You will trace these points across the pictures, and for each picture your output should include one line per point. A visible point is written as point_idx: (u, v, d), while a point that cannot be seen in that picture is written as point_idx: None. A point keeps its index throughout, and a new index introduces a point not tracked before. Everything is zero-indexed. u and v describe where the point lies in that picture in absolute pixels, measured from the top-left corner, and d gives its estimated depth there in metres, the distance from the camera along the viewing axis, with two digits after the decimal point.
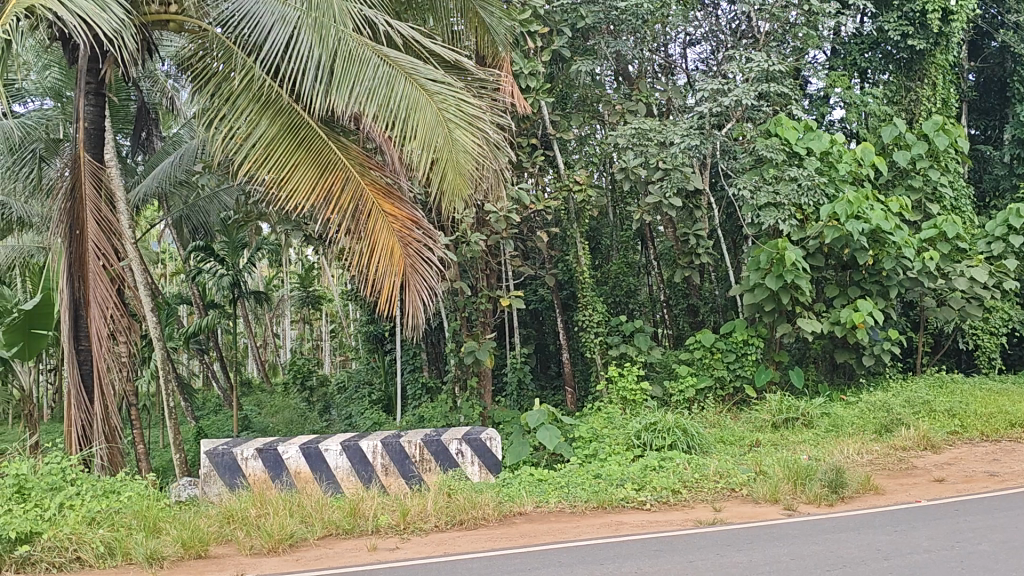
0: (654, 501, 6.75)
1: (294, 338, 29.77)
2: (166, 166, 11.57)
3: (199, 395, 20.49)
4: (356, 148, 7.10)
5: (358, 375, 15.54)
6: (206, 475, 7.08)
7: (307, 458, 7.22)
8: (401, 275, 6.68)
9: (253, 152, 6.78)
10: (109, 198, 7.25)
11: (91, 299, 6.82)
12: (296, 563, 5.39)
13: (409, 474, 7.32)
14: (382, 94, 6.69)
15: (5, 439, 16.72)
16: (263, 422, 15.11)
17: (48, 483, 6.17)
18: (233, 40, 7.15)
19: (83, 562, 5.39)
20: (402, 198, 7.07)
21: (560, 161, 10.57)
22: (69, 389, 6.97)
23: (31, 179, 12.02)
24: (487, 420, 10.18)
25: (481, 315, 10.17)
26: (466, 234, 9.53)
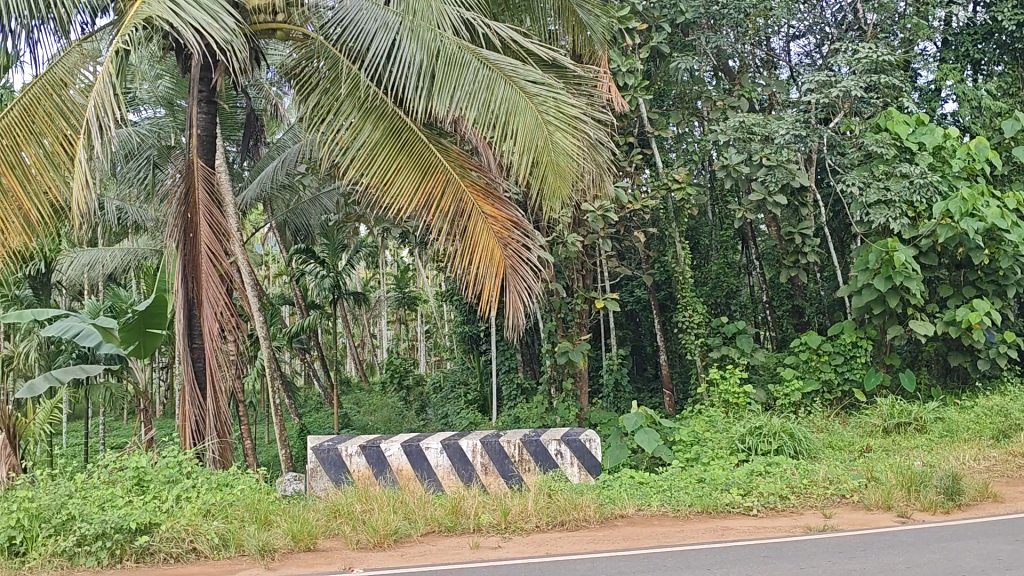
0: (761, 507, 6.61)
1: (390, 338, 30.32)
2: (269, 170, 11.77)
3: (301, 393, 21.04)
4: (455, 150, 7.15)
5: (453, 375, 15.69)
6: (312, 470, 7.24)
7: (409, 456, 7.34)
8: (501, 276, 6.73)
9: (358, 156, 6.98)
10: (220, 201, 7.54)
11: (203, 299, 7.13)
12: (400, 558, 5.48)
13: (509, 474, 7.36)
14: (482, 98, 6.78)
15: (122, 434, 17.52)
16: (363, 421, 15.42)
17: (166, 476, 6.42)
18: (338, 46, 7.36)
19: (199, 553, 5.63)
20: (501, 199, 7.09)
21: (658, 159, 10.47)
22: (183, 385, 7.28)
23: (145, 185, 12.61)
24: (583, 422, 10.16)
25: (578, 316, 10.15)
26: (563, 234, 9.54)
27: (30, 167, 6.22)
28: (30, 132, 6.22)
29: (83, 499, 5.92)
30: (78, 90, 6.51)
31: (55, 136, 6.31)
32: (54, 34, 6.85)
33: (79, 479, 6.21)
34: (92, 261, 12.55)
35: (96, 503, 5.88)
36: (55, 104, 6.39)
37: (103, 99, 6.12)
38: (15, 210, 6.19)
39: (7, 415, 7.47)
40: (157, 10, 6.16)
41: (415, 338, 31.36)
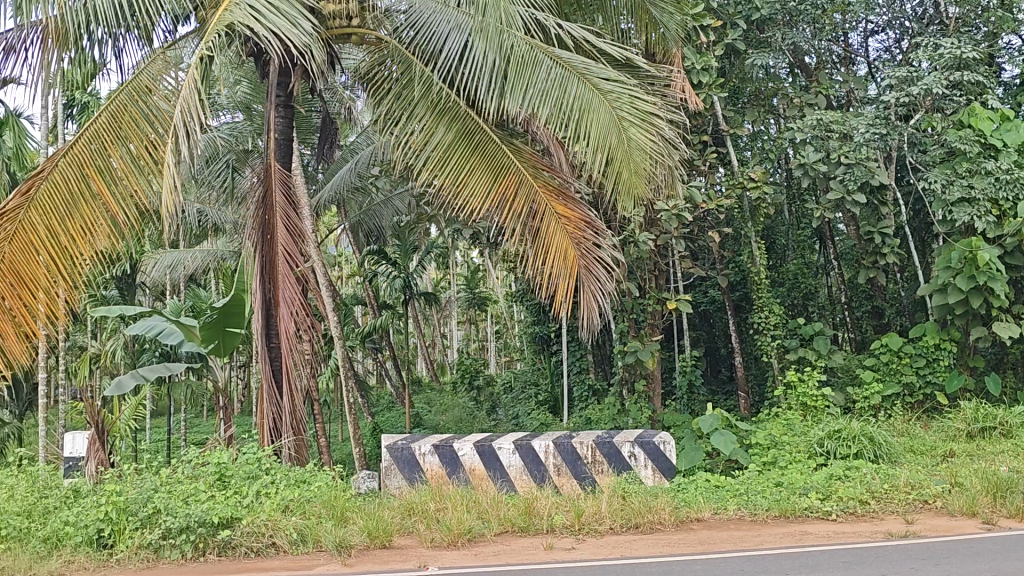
0: (841, 512, 6.48)
1: (461, 339, 30.61)
2: (344, 172, 11.95)
3: (374, 392, 21.39)
4: (528, 150, 7.14)
5: (524, 376, 15.77)
6: (387, 468, 7.35)
7: (482, 456, 7.39)
8: (574, 276, 6.73)
9: (431, 158, 7.08)
10: (296, 203, 7.70)
11: (280, 300, 7.30)
12: (474, 557, 5.52)
13: (583, 475, 7.35)
14: (555, 96, 6.78)
15: (202, 431, 18.04)
16: (435, 420, 15.58)
17: (246, 472, 6.57)
18: (411, 49, 7.46)
19: (278, 548, 5.76)
20: (574, 198, 7.05)
21: (733, 158, 10.33)
22: (262, 383, 7.46)
23: (225, 188, 13.00)
24: (655, 423, 10.10)
25: (650, 317, 10.10)
26: (636, 234, 9.51)
27: (117, 172, 6.43)
28: (117, 137, 6.42)
29: (168, 493, 6.09)
30: (163, 96, 6.67)
31: (141, 141, 6.49)
32: (138, 41, 7.08)
33: (164, 473, 6.38)
34: (175, 262, 12.94)
35: (181, 497, 6.04)
36: (140, 110, 6.58)
37: (189, 104, 6.28)
38: (103, 212, 6.42)
39: (96, 409, 7.52)
40: (239, 16, 6.28)
41: (484, 337, 31.51)
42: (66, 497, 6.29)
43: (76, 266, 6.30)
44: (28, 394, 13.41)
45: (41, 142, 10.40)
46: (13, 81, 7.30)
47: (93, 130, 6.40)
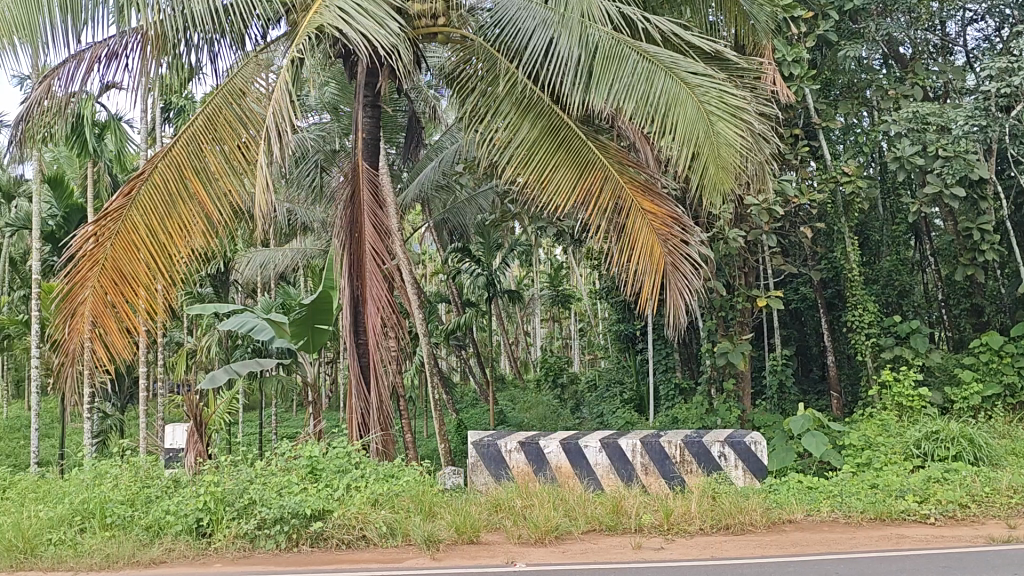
0: (939, 516, 6.25)
1: (545, 338, 30.70)
2: (429, 171, 12.03)
3: (458, 389, 21.62)
4: (615, 146, 7.05)
5: (610, 375, 15.70)
6: (473, 464, 7.39)
7: (568, 454, 7.37)
8: (660, 273, 6.60)
9: (516, 155, 7.13)
10: (384, 202, 7.80)
11: (367, 297, 7.40)
12: (562, 555, 5.50)
13: (671, 475, 7.27)
14: (641, 91, 6.71)
15: (293, 425, 18.54)
16: (520, 418, 15.66)
17: (337, 466, 6.69)
18: (496, 46, 7.50)
19: (368, 540, 5.86)
20: (662, 195, 6.91)
21: (825, 152, 10.10)
22: (350, 379, 7.58)
23: (314, 187, 13.37)
24: (744, 423, 9.95)
25: (739, 316, 9.96)
26: (725, 230, 9.41)
27: (213, 173, 6.63)
28: (212, 139, 6.62)
29: (263, 485, 6.25)
30: (256, 98, 6.85)
31: (233, 143, 6.69)
32: (231, 46, 7.25)
33: (259, 465, 6.54)
34: (266, 262, 13.28)
35: (275, 489, 6.18)
36: (235, 112, 6.76)
37: (281, 106, 6.39)
38: (199, 212, 6.61)
39: (196, 402, 7.61)
40: (328, 19, 6.39)
41: (567, 335, 31.53)
42: (167, 487, 6.50)
43: (174, 264, 6.52)
44: (129, 386, 13.99)
45: (142, 145, 10.85)
46: (115, 86, 7.58)
47: (190, 131, 6.60)
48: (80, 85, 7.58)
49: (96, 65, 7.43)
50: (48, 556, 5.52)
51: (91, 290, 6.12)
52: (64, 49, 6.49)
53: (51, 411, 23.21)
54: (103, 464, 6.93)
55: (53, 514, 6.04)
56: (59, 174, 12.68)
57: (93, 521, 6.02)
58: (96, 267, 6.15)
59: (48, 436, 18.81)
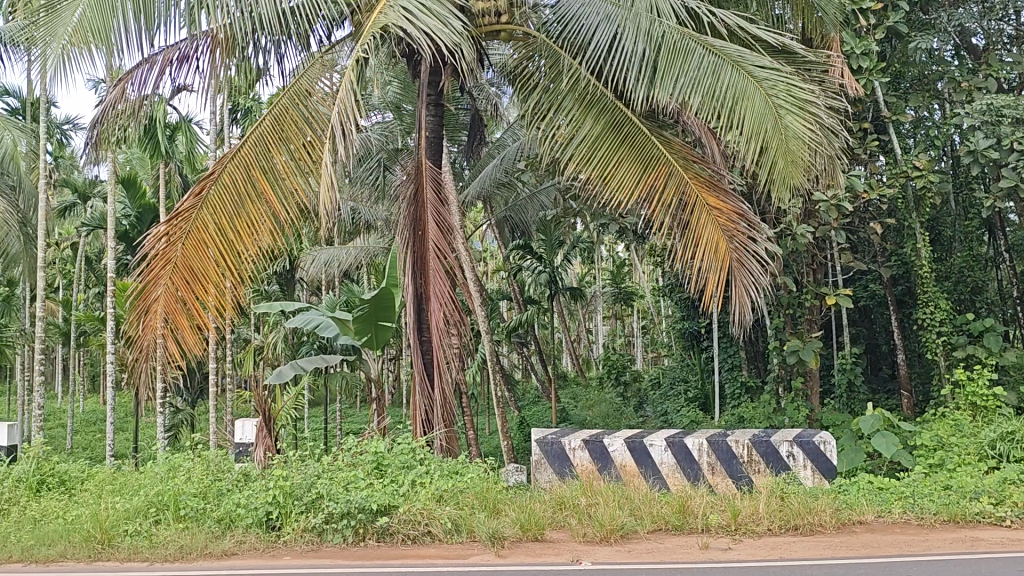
0: (1016, 519, 6.04)
1: (608, 335, 30.59)
2: (491, 169, 12.06)
3: (521, 386, 21.68)
4: (679, 142, 6.96)
5: (673, 373, 15.58)
6: (537, 462, 7.40)
7: (633, 452, 7.32)
8: (726, 269, 6.49)
9: (578, 151, 7.11)
10: (447, 199, 7.83)
11: (431, 294, 7.45)
12: (628, 554, 5.46)
13: (738, 475, 7.16)
14: (707, 85, 6.62)
15: (358, 420, 18.81)
16: (583, 415, 15.64)
17: (402, 462, 6.75)
18: (559, 42, 7.48)
19: (434, 536, 5.90)
20: (727, 190, 6.79)
21: (896, 145, 9.85)
22: (414, 375, 7.64)
23: (377, 186, 13.50)
24: (812, 423, 9.77)
25: (807, 313, 9.78)
26: (792, 226, 9.27)
27: (280, 172, 6.75)
28: (278, 138, 6.74)
29: (330, 479, 6.33)
30: (322, 98, 6.96)
31: (299, 143, 6.81)
32: (297, 48, 7.36)
33: (326, 460, 6.63)
34: (330, 260, 13.44)
35: (342, 484, 6.26)
36: (301, 113, 6.88)
37: (346, 105, 6.45)
38: (267, 211, 6.73)
39: (264, 397, 7.76)
40: (392, 18, 6.43)
41: (630, 333, 31.34)
42: (238, 480, 6.63)
43: (241, 261, 6.63)
44: (200, 382, 14.35)
45: (211, 146, 11.12)
46: (185, 88, 7.76)
47: (258, 132, 6.73)
48: (152, 88, 7.79)
49: (167, 68, 7.61)
50: (125, 546, 5.68)
51: (163, 288, 6.25)
52: (137, 54, 6.65)
53: (126, 405, 23.93)
54: (176, 458, 7.10)
55: (129, 505, 6.22)
56: (132, 174, 13.06)
57: (167, 513, 6.17)
58: (168, 266, 6.29)
59: (123, 429, 19.40)
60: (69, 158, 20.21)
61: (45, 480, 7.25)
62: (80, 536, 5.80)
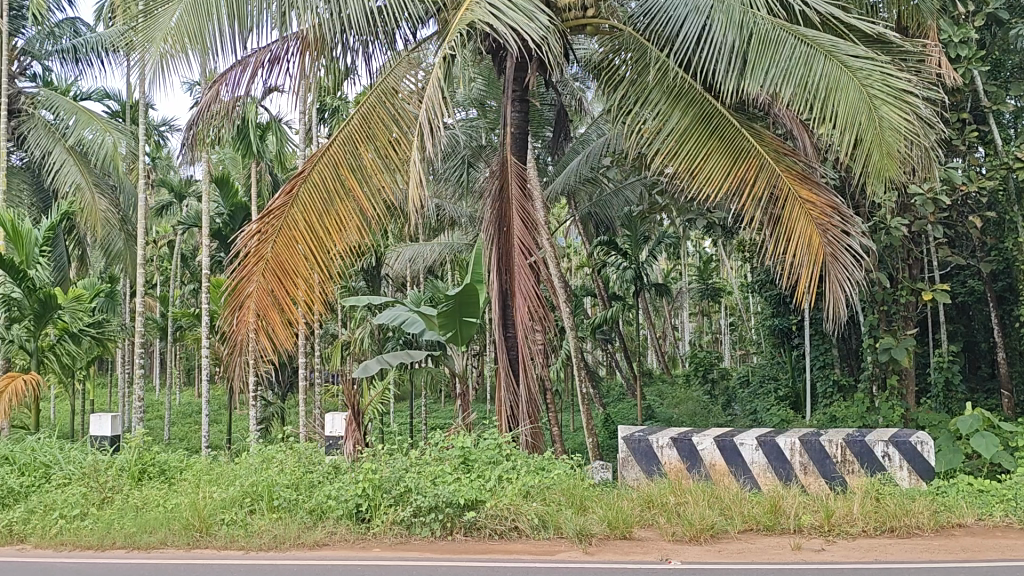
0: None
1: (695, 331, 30.25)
2: (575, 164, 12.00)
3: (605, 384, 21.58)
4: (770, 135, 6.78)
5: (763, 370, 15.29)
6: (624, 459, 7.32)
7: (723, 451, 7.18)
8: (819, 264, 6.29)
9: (666, 145, 7.00)
10: (532, 196, 7.81)
11: (516, 290, 7.44)
12: (718, 554, 5.36)
13: (832, 475, 6.96)
14: (799, 75, 6.42)
15: (444, 415, 19.01)
16: (669, 413, 15.48)
17: (488, 457, 6.76)
18: (646, 35, 7.39)
19: (521, 531, 5.90)
20: (820, 183, 6.58)
21: (997, 136, 9.43)
22: (500, 372, 7.66)
23: (461, 183, 13.59)
24: (908, 422, 9.46)
25: (902, 310, 9.45)
26: (886, 220, 8.98)
27: (367, 170, 6.82)
28: (366, 137, 6.82)
29: (418, 473, 6.39)
30: (408, 96, 7.02)
31: (385, 141, 6.87)
32: (383, 47, 7.44)
33: (414, 454, 6.70)
34: (414, 256, 13.81)
35: (429, 478, 6.31)
36: (388, 111, 6.95)
37: (433, 103, 6.46)
38: (355, 208, 6.82)
39: (354, 392, 7.86)
40: (479, 15, 6.42)
41: (717, 330, 30.91)
42: (328, 472, 6.75)
43: (330, 257, 6.72)
44: (291, 376, 14.72)
45: (301, 145, 11.36)
46: (277, 89, 7.93)
47: (347, 131, 6.83)
48: (245, 89, 8.00)
49: (260, 70, 7.79)
50: (222, 535, 5.86)
51: (256, 283, 6.42)
52: (231, 55, 6.82)
53: (219, 397, 24.72)
54: (269, 449, 7.27)
55: (226, 495, 6.39)
56: (226, 174, 13.45)
57: (261, 503, 6.32)
58: (260, 263, 6.44)
59: (217, 421, 20.03)
60: (165, 158, 20.92)
61: (147, 470, 7.50)
62: (179, 524, 5.99)
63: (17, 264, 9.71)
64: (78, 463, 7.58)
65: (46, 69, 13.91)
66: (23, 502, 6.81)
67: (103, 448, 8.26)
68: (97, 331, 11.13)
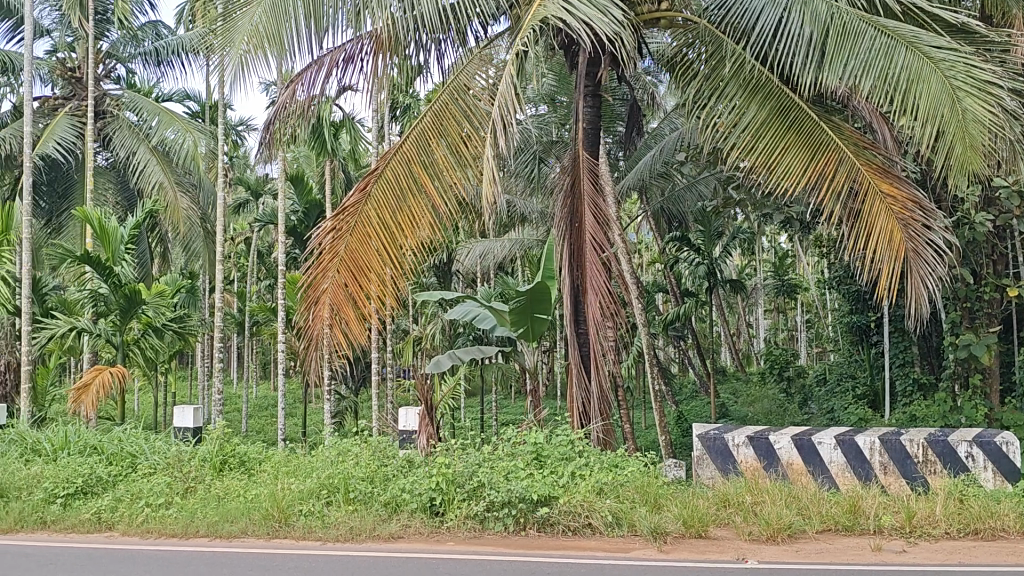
0: None
1: (770, 328, 29.81)
2: (648, 160, 11.89)
3: (677, 381, 21.40)
4: (850, 127, 6.60)
5: (840, 368, 14.97)
6: (699, 457, 7.22)
7: (800, 450, 7.03)
8: (901, 260, 6.09)
9: (742, 138, 6.90)
10: (604, 191, 7.75)
11: (588, 286, 7.40)
12: (795, 554, 5.26)
13: (913, 475, 6.78)
14: (879, 67, 6.22)
15: (515, 411, 19.08)
16: (743, 411, 15.27)
17: (562, 453, 6.71)
18: (721, 28, 7.27)
19: (594, 528, 5.88)
20: (902, 177, 6.37)
21: None
22: (572, 368, 7.64)
23: (532, 179, 13.61)
24: (994, 422, 9.16)
25: (987, 308, 9.16)
26: (970, 214, 8.71)
27: (440, 167, 6.87)
28: (439, 134, 6.88)
29: (491, 468, 6.42)
30: (480, 93, 7.05)
31: (457, 137, 6.91)
32: (454, 45, 7.48)
33: (486, 449, 6.72)
34: (485, 252, 13.89)
35: (502, 473, 6.32)
36: (461, 107, 6.97)
37: (505, 100, 6.45)
38: (428, 204, 6.87)
39: (427, 388, 7.85)
40: (552, 10, 6.41)
41: (793, 327, 30.38)
42: (402, 466, 6.81)
43: (403, 254, 6.78)
44: (364, 370, 14.96)
45: (374, 143, 11.51)
46: (351, 88, 8.00)
47: (420, 128, 6.90)
48: (320, 88, 8.06)
49: (335, 69, 7.86)
50: (300, 526, 5.99)
51: (331, 279, 6.53)
52: (307, 54, 6.94)
53: (295, 391, 25.25)
54: (345, 443, 7.37)
55: (303, 487, 6.50)
56: (301, 172, 13.71)
57: (338, 495, 6.43)
58: (335, 259, 6.55)
59: (293, 414, 20.47)
60: (243, 158, 21.46)
61: (228, 461, 7.67)
62: (259, 514, 6.14)
63: (104, 261, 10.11)
64: (163, 454, 7.80)
65: (129, 72, 14.36)
66: (111, 491, 7.05)
67: (187, 439, 8.51)
68: (179, 326, 11.20)
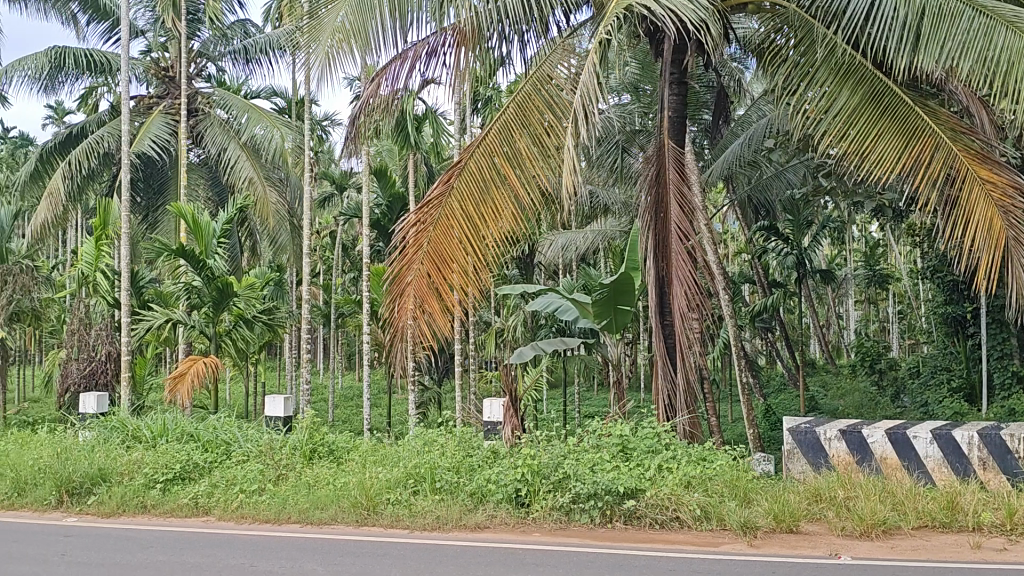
0: None
1: (861, 320, 28.97)
2: (735, 148, 11.64)
3: (764, 373, 20.98)
4: (947, 112, 6.30)
5: (933, 361, 14.46)
6: (790, 451, 7.09)
7: (895, 444, 6.80)
8: (1001, 249, 5.75)
9: (834, 124, 6.69)
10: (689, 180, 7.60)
11: (672, 278, 7.26)
12: (890, 550, 5.09)
13: (1014, 471, 6.45)
14: (978, 49, 5.90)
15: (596, 403, 19.00)
16: (833, 405, 14.89)
17: (648, 446, 6.64)
18: (812, 12, 7.10)
19: (682, 522, 5.79)
20: (1002, 163, 6.02)
21: None
22: (657, 360, 7.54)
23: (614, 169, 13.51)
24: None
25: None
26: None
27: (524, 159, 6.86)
28: (523, 125, 6.88)
29: (576, 460, 6.39)
30: (563, 84, 7.01)
31: (540, 128, 6.90)
32: (537, 35, 7.45)
33: (571, 442, 6.68)
34: (567, 243, 13.87)
35: (588, 465, 6.28)
36: (544, 98, 6.97)
37: (587, 90, 6.38)
38: (510, 196, 6.84)
39: (512, 377, 7.70)
40: None
41: (884, 318, 29.46)
42: (488, 457, 6.84)
43: (487, 246, 6.77)
44: (447, 361, 15.11)
45: (457, 135, 11.58)
46: (434, 81, 8.03)
47: (503, 121, 6.90)
48: (404, 83, 8.10)
49: (417, 63, 7.89)
50: (387, 514, 6.09)
51: (415, 272, 6.57)
52: (392, 47, 7.00)
53: (380, 383, 25.65)
54: (430, 433, 7.44)
55: (391, 475, 6.59)
56: (384, 165, 13.90)
57: (424, 484, 6.48)
58: (420, 252, 6.59)
59: (379, 404, 20.80)
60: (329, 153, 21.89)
61: (317, 449, 7.81)
62: (348, 502, 6.25)
63: (197, 254, 10.43)
64: (255, 442, 8.01)
65: (220, 70, 14.79)
66: (207, 477, 7.28)
67: (278, 428, 8.73)
68: (269, 318, 11.46)
